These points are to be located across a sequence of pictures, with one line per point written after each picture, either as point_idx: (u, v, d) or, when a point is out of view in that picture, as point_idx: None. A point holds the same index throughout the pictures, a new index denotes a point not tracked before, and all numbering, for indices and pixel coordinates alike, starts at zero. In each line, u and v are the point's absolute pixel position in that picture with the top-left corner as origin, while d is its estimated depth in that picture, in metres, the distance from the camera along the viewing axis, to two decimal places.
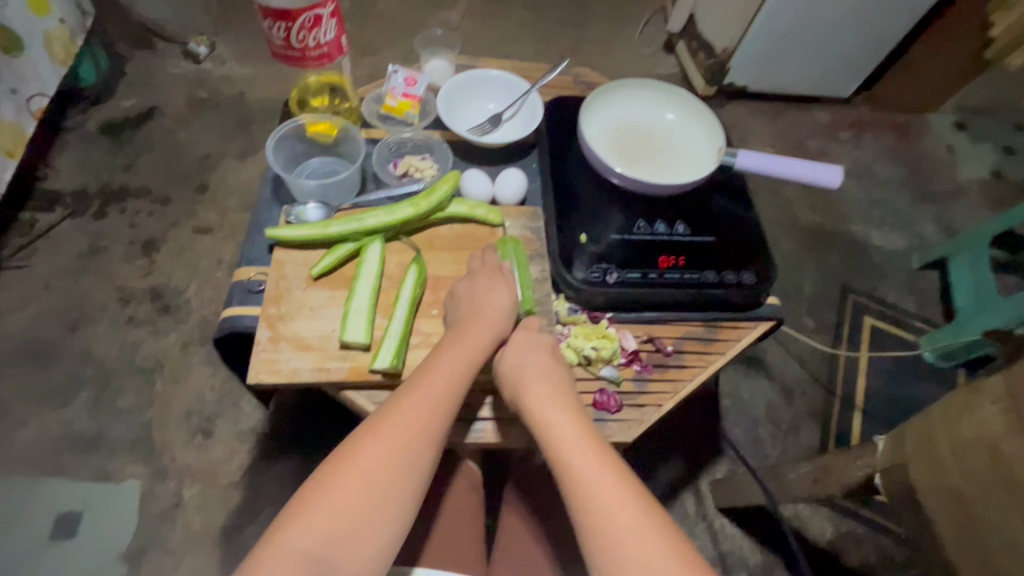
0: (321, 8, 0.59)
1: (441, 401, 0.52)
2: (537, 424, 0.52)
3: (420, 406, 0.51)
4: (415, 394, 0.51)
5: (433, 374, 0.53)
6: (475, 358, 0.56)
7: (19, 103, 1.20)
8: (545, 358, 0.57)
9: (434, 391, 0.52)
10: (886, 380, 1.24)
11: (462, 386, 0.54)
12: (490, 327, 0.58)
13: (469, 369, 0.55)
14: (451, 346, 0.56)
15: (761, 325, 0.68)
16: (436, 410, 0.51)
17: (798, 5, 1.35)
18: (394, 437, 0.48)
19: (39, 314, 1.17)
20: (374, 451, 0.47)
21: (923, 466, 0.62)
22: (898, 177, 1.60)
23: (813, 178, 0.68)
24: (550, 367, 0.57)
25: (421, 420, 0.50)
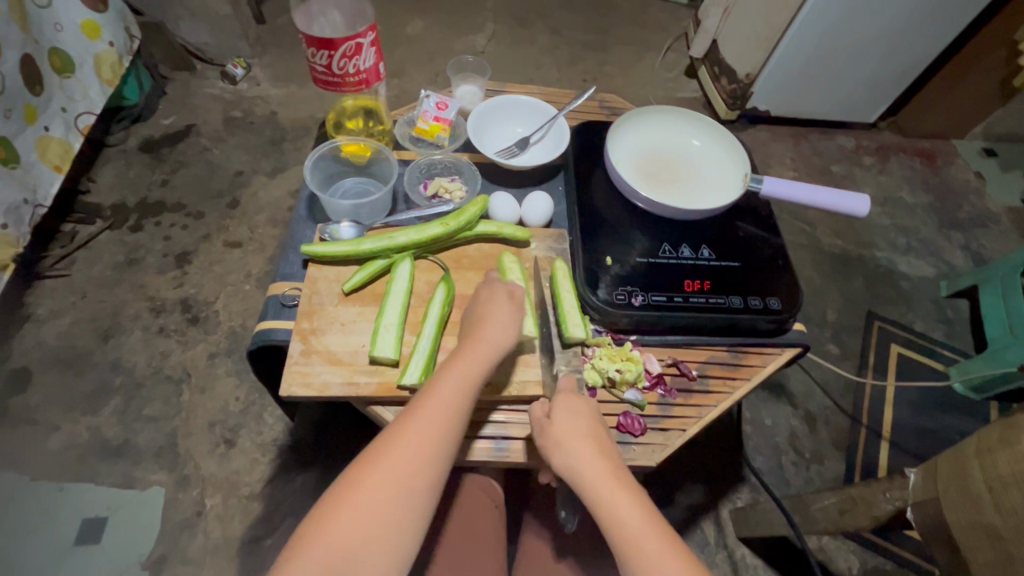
0: (362, 37, 0.62)
1: (449, 425, 0.51)
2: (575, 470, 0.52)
3: (431, 433, 0.50)
4: (422, 418, 0.51)
5: (440, 395, 0.52)
6: (481, 375, 0.55)
7: (68, 121, 1.27)
8: (583, 409, 0.55)
9: (442, 414, 0.51)
10: (915, 411, 1.21)
11: (469, 407, 0.53)
12: (493, 340, 0.57)
13: (476, 387, 0.54)
14: (456, 363, 0.55)
15: (787, 352, 0.67)
16: (445, 436, 0.51)
17: (820, 33, 1.37)
18: (407, 469, 0.48)
19: (75, 322, 1.22)
20: (384, 482, 0.47)
21: (956, 501, 0.61)
22: (924, 204, 1.58)
23: (840, 207, 0.68)
24: (587, 419, 0.55)
25: (432, 448, 0.50)
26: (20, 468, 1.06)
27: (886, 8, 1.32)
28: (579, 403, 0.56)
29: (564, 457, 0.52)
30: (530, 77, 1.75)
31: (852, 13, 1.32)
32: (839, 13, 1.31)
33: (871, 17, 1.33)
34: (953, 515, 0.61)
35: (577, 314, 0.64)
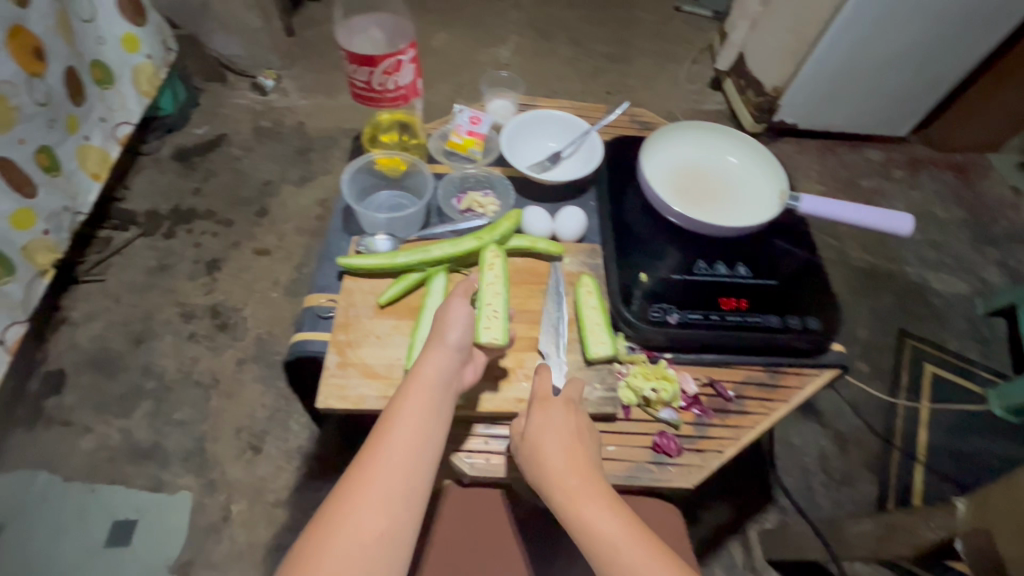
0: (402, 54, 0.63)
1: (414, 464, 0.48)
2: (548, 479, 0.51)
3: (397, 476, 0.47)
4: (384, 460, 0.47)
5: (400, 430, 0.49)
6: (441, 402, 0.52)
7: (106, 130, 1.30)
8: (557, 424, 0.54)
9: (407, 449, 0.48)
10: (950, 433, 1.17)
11: (434, 440, 0.50)
12: (440, 359, 0.53)
13: (440, 413, 0.52)
14: (411, 391, 0.51)
15: (826, 372, 0.66)
16: (413, 474, 0.48)
17: (850, 45, 1.35)
18: (374, 520, 0.45)
19: (109, 326, 1.24)
20: (349, 541, 0.44)
21: (1011, 532, 0.58)
22: (958, 219, 1.54)
23: (881, 225, 0.67)
24: (561, 434, 0.53)
25: (398, 491, 0.47)
26: (53, 468, 1.08)
27: (917, 21, 1.30)
28: (552, 416, 0.54)
29: (542, 474, 0.51)
30: (554, 89, 1.76)
31: (882, 26, 1.31)
32: (870, 25, 1.30)
33: (903, 30, 1.32)
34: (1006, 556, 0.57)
35: (608, 332, 0.63)
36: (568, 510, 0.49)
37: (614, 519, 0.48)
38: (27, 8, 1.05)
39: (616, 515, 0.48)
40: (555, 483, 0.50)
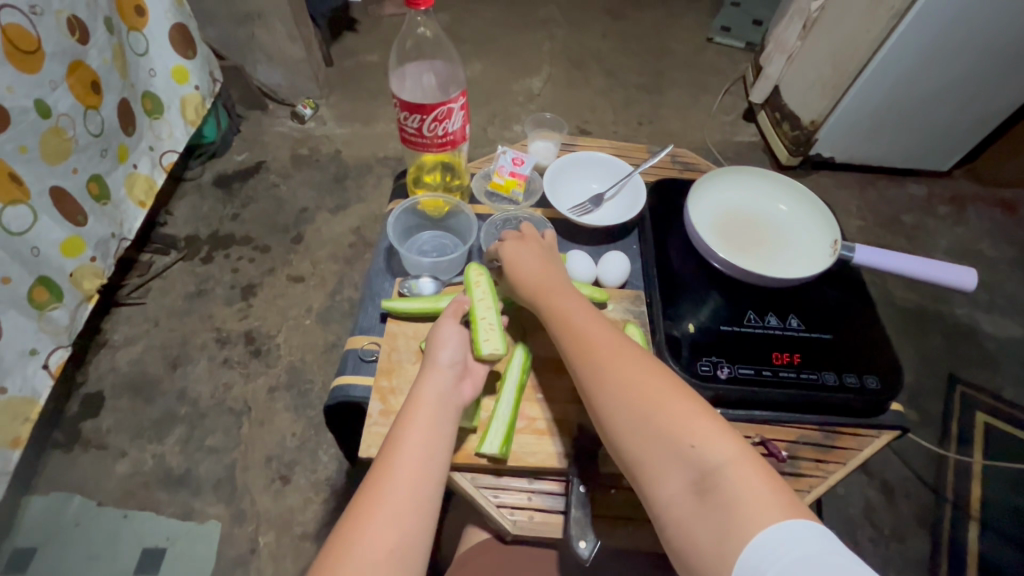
0: (453, 102, 0.65)
1: (423, 477, 0.47)
2: (523, 286, 0.61)
3: (405, 488, 0.46)
4: (391, 477, 0.46)
5: (408, 448, 0.48)
6: (446, 415, 0.52)
7: (154, 158, 1.34)
8: (523, 245, 0.65)
9: (414, 463, 0.47)
10: (1005, 489, 1.11)
11: (441, 448, 0.49)
12: (441, 374, 0.54)
13: (445, 428, 0.51)
14: (415, 409, 0.51)
15: (885, 435, 0.63)
16: (419, 486, 0.46)
17: (893, 79, 1.32)
18: (381, 537, 0.43)
19: (147, 350, 1.27)
20: (359, 561, 0.42)
21: None
22: (1008, 258, 1.48)
23: (942, 278, 0.64)
24: (528, 250, 0.64)
25: (407, 503, 0.45)
26: (88, 492, 1.10)
27: (962, 57, 1.28)
28: (522, 247, 0.65)
29: (512, 273, 0.62)
30: (586, 119, 1.77)
31: (925, 62, 1.29)
32: (914, 61, 1.28)
33: (946, 66, 1.30)
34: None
35: None
36: (535, 293, 0.60)
37: (573, 302, 0.58)
38: (86, 45, 1.10)
39: (577, 302, 0.58)
40: (528, 284, 0.61)
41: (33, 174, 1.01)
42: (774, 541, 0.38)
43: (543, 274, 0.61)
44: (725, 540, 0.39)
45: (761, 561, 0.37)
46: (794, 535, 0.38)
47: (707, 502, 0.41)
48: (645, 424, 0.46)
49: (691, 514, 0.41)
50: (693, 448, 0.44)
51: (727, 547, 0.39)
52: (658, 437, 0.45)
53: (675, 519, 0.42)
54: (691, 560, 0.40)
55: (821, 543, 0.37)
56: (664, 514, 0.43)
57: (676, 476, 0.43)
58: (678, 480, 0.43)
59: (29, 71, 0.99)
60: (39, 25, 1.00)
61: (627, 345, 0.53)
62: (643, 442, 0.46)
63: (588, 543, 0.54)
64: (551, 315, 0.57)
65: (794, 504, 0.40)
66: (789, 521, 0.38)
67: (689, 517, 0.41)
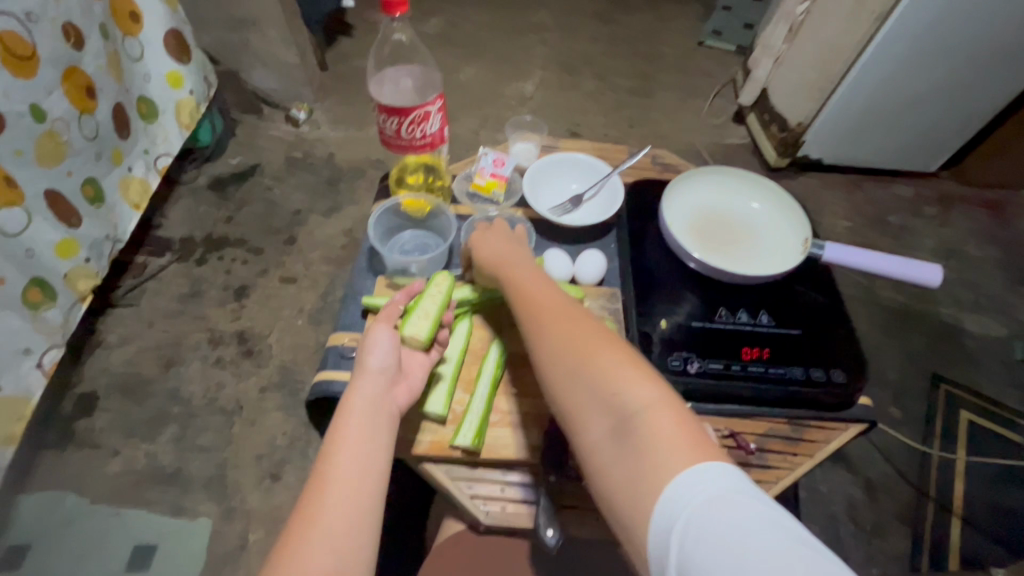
0: (430, 105, 0.67)
1: (360, 489, 0.47)
2: (480, 254, 0.64)
3: (342, 501, 0.46)
4: (326, 499, 0.46)
5: (342, 466, 0.48)
6: (380, 428, 0.52)
7: (148, 162, 1.37)
8: (490, 227, 0.68)
9: (347, 481, 0.47)
10: (987, 485, 1.12)
11: (375, 462, 0.49)
12: (372, 382, 0.54)
13: (381, 435, 0.51)
14: (345, 420, 0.51)
15: (852, 428, 0.64)
16: (357, 500, 0.46)
17: (877, 81, 1.34)
18: (319, 561, 0.43)
19: (140, 350, 1.29)
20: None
21: None
22: (993, 259, 1.50)
23: (909, 275, 0.66)
24: (492, 229, 0.67)
25: (344, 517, 0.45)
26: (81, 490, 1.11)
27: (945, 59, 1.30)
28: (484, 226, 0.68)
29: (478, 247, 0.65)
30: (577, 122, 1.79)
31: (908, 64, 1.30)
32: (898, 63, 1.30)
33: (930, 68, 1.31)
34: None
35: None
36: (493, 262, 0.62)
37: (527, 270, 0.59)
38: (81, 50, 1.12)
39: (531, 269, 0.60)
40: (484, 255, 0.64)
41: (28, 178, 1.03)
42: (684, 486, 0.38)
43: (497, 243, 0.65)
44: (638, 479, 0.40)
45: (670, 502, 0.38)
46: (702, 477, 0.38)
47: (624, 446, 0.42)
48: (576, 375, 0.47)
49: (611, 459, 0.42)
50: (619, 397, 0.44)
51: (640, 487, 0.40)
52: (586, 387, 0.46)
53: (598, 463, 0.43)
54: (610, 503, 0.41)
55: (731, 484, 0.37)
56: (588, 460, 0.44)
57: (600, 423, 0.44)
58: (600, 426, 0.44)
59: (25, 76, 1.01)
60: (34, 32, 1.02)
61: (565, 301, 0.54)
62: (574, 392, 0.47)
63: (556, 532, 0.55)
64: (505, 279, 0.59)
65: (711, 449, 0.40)
66: (699, 464, 0.39)
67: (607, 460, 0.43)
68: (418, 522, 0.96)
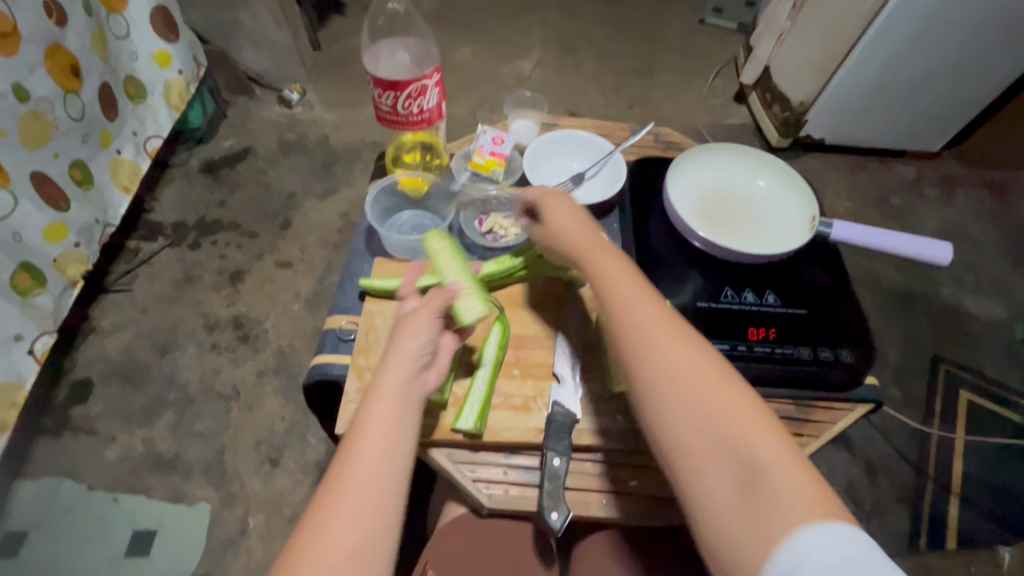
0: (427, 79, 0.64)
1: (384, 472, 0.46)
2: (566, 244, 0.60)
3: (367, 484, 0.45)
4: (350, 476, 0.46)
5: (370, 447, 0.47)
6: (409, 407, 0.50)
7: (138, 144, 1.33)
8: (568, 205, 0.62)
9: (370, 461, 0.46)
10: (987, 465, 1.12)
11: (401, 444, 0.48)
12: (405, 361, 0.52)
13: (408, 419, 0.50)
14: (375, 401, 0.49)
15: (859, 408, 0.63)
16: (381, 485, 0.46)
17: (884, 58, 1.31)
18: (344, 542, 0.43)
19: (135, 336, 1.27)
20: (317, 563, 0.42)
21: None
22: (995, 239, 1.49)
23: (920, 254, 0.64)
24: (574, 214, 0.61)
25: (370, 500, 0.45)
26: (78, 477, 1.11)
27: (953, 36, 1.27)
28: (560, 201, 0.63)
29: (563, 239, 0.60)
30: (576, 103, 1.76)
31: (916, 41, 1.27)
32: (906, 39, 1.27)
33: (939, 45, 1.28)
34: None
35: None
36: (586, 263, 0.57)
37: (623, 273, 0.55)
38: (64, 27, 1.08)
39: (626, 273, 0.56)
40: (570, 244, 0.59)
41: (12, 160, 1.01)
42: (813, 547, 0.38)
43: (583, 233, 0.60)
44: (763, 535, 0.40)
45: (798, 565, 0.38)
46: (834, 544, 0.38)
47: (749, 496, 0.41)
48: (695, 409, 0.46)
49: (732, 508, 0.42)
50: (753, 453, 0.43)
51: (764, 544, 0.40)
52: (707, 424, 0.45)
53: (711, 504, 0.43)
54: (719, 547, 0.41)
55: (861, 554, 0.38)
56: (702, 500, 0.43)
57: (719, 464, 0.43)
58: (719, 468, 0.43)
59: (6, 54, 0.97)
60: (14, 8, 0.98)
61: (674, 322, 0.51)
62: (693, 430, 0.45)
63: (560, 514, 0.54)
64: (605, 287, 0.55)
65: (838, 513, 0.40)
66: (829, 529, 0.39)
67: (725, 506, 0.42)
68: (419, 505, 0.96)
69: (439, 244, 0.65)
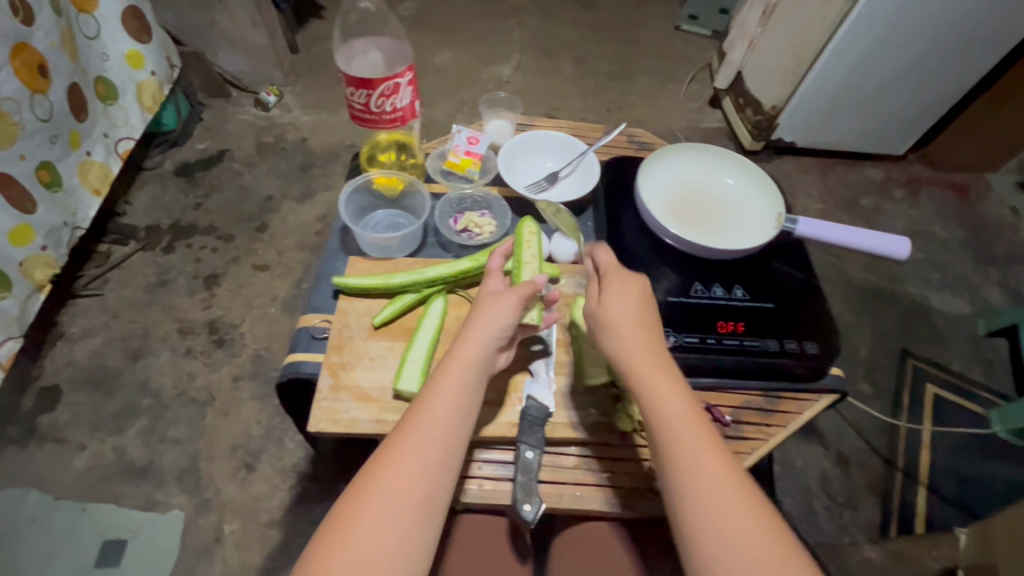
0: (400, 77, 0.65)
1: (451, 436, 0.50)
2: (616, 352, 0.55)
3: (435, 443, 0.49)
4: (422, 433, 0.49)
5: (440, 409, 0.51)
6: (481, 377, 0.53)
7: (109, 146, 1.31)
8: (631, 295, 0.57)
9: (440, 422, 0.50)
10: (953, 456, 1.16)
11: (468, 411, 0.51)
12: (486, 337, 0.54)
13: (475, 392, 0.53)
14: (452, 364, 0.53)
15: (824, 398, 0.65)
16: (449, 447, 0.49)
17: (851, 64, 1.35)
18: (413, 486, 0.47)
19: (106, 342, 1.24)
20: (387, 505, 0.46)
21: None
22: (959, 238, 1.54)
23: (881, 248, 0.67)
24: (634, 311, 0.56)
25: (438, 456, 0.49)
26: (46, 487, 1.07)
27: (914, 43, 1.31)
28: (621, 294, 0.57)
29: (617, 343, 0.55)
30: (555, 106, 1.78)
31: (880, 48, 1.32)
32: (870, 46, 1.31)
33: (902, 51, 1.33)
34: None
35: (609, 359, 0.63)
36: (641, 383, 0.52)
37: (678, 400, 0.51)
38: (32, 26, 1.06)
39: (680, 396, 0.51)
40: (623, 353, 0.54)
41: None
42: None
43: (638, 340, 0.54)
44: None
45: None
46: None
47: None
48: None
49: None
50: None
51: None
52: None
53: None
54: None
55: None
56: None
57: None
58: None
59: None
60: None
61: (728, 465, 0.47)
62: None
63: (533, 506, 0.54)
64: (661, 419, 0.50)
65: None
66: None
67: None
68: None
69: (534, 235, 0.66)
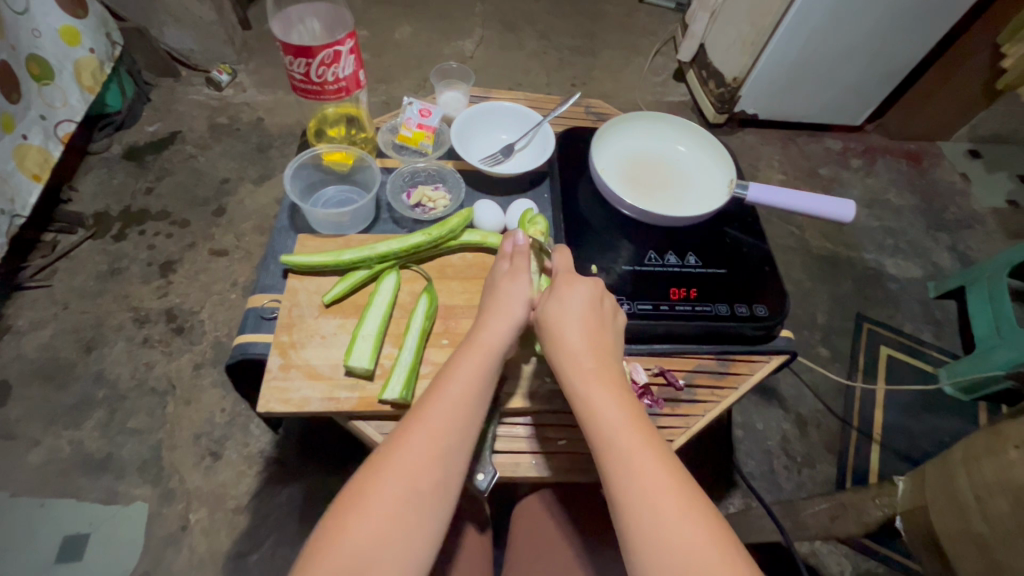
0: (340, 45, 0.62)
1: (451, 433, 0.49)
2: (562, 357, 0.52)
3: (436, 440, 0.48)
4: (424, 431, 0.48)
5: (440, 405, 0.50)
6: (494, 370, 0.53)
7: (47, 129, 1.24)
8: (577, 294, 0.55)
9: (444, 419, 0.49)
10: (903, 413, 1.21)
11: (480, 409, 0.51)
12: (504, 327, 0.55)
13: (481, 390, 0.52)
14: (462, 358, 0.53)
15: (774, 358, 0.68)
16: (454, 444, 0.48)
17: (808, 35, 1.35)
18: (415, 486, 0.46)
19: (57, 334, 1.19)
20: (380, 503, 0.44)
21: (949, 519, 0.68)
22: (912, 206, 1.59)
23: (824, 212, 0.67)
24: (578, 315, 0.54)
25: (436, 452, 0.47)
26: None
27: (868, 15, 1.32)
28: (571, 292, 0.55)
29: (557, 348, 0.53)
30: (519, 82, 1.75)
31: (836, 19, 1.32)
32: (826, 18, 1.31)
33: (858, 23, 1.33)
34: (953, 551, 0.66)
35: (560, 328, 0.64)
36: (574, 388, 0.50)
37: (626, 412, 0.49)
38: None
39: (627, 407, 0.49)
40: (573, 357, 0.52)
41: None
42: None
43: (588, 345, 0.52)
44: None
45: None
46: None
47: None
48: None
49: None
50: None
51: None
52: None
53: None
54: None
55: None
56: None
57: None
58: None
59: None
60: None
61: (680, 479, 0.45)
62: None
63: (486, 474, 0.58)
64: (594, 428, 0.48)
65: None
66: None
67: None
68: None
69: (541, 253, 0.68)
